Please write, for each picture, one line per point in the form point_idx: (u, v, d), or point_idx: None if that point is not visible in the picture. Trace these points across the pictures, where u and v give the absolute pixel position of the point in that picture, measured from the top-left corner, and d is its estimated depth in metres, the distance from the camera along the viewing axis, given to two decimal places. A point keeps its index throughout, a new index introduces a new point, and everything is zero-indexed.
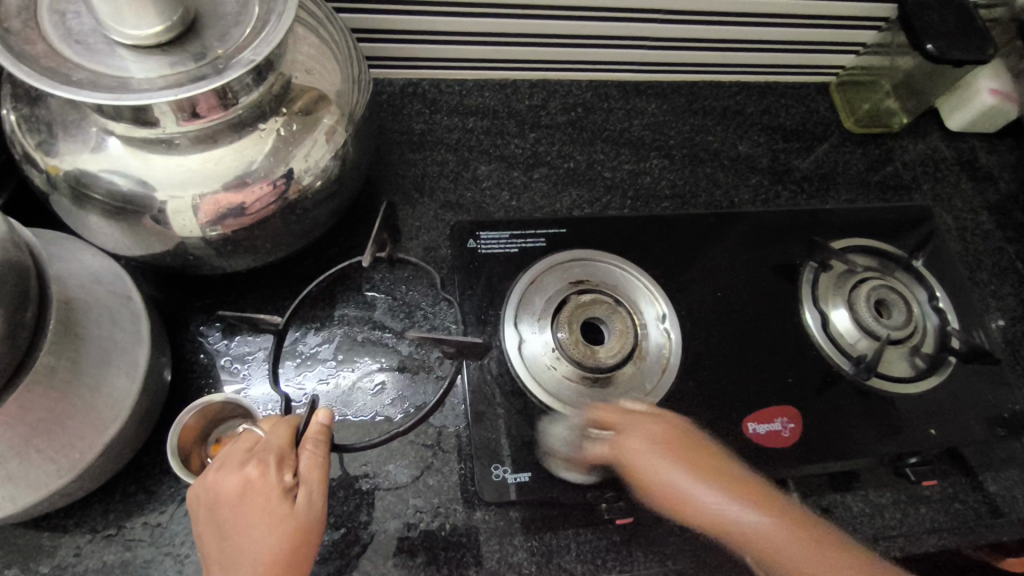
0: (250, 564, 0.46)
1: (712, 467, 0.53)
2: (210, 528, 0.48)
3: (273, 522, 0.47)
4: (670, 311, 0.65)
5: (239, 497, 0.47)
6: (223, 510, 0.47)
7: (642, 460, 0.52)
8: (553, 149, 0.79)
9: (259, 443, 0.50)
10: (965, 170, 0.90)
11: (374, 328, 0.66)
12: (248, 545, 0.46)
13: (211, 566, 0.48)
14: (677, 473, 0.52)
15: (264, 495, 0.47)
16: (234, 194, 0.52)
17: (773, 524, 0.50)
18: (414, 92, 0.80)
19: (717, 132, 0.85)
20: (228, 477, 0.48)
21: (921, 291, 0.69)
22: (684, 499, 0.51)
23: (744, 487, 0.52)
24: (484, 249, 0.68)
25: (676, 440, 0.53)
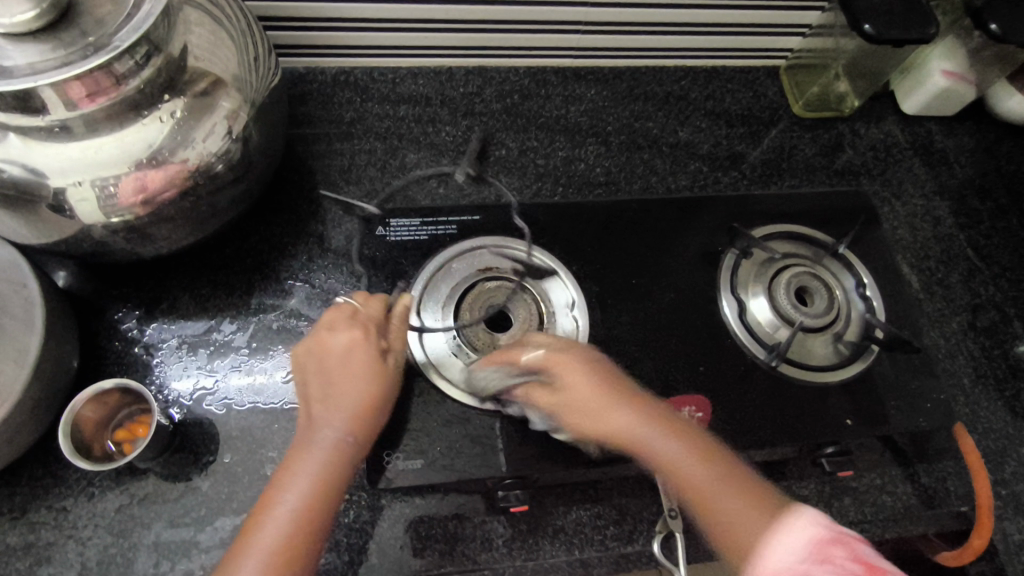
0: (351, 405, 0.52)
1: (644, 404, 0.53)
2: (316, 379, 0.53)
3: (374, 371, 0.53)
4: (580, 297, 0.64)
5: (350, 351, 0.53)
6: (332, 363, 0.53)
7: (567, 380, 0.53)
8: (485, 137, 0.79)
9: (361, 312, 0.56)
10: (919, 155, 0.88)
11: (290, 317, 0.66)
12: (349, 390, 0.52)
13: (308, 404, 0.53)
14: (608, 407, 0.52)
15: (365, 353, 0.54)
16: (144, 174, 0.53)
17: (683, 455, 0.50)
18: (347, 80, 0.79)
19: (658, 117, 0.84)
20: (341, 336, 0.54)
21: (849, 277, 0.68)
22: (631, 437, 0.51)
23: (685, 434, 0.52)
24: (392, 237, 0.66)
25: (604, 371, 0.54)
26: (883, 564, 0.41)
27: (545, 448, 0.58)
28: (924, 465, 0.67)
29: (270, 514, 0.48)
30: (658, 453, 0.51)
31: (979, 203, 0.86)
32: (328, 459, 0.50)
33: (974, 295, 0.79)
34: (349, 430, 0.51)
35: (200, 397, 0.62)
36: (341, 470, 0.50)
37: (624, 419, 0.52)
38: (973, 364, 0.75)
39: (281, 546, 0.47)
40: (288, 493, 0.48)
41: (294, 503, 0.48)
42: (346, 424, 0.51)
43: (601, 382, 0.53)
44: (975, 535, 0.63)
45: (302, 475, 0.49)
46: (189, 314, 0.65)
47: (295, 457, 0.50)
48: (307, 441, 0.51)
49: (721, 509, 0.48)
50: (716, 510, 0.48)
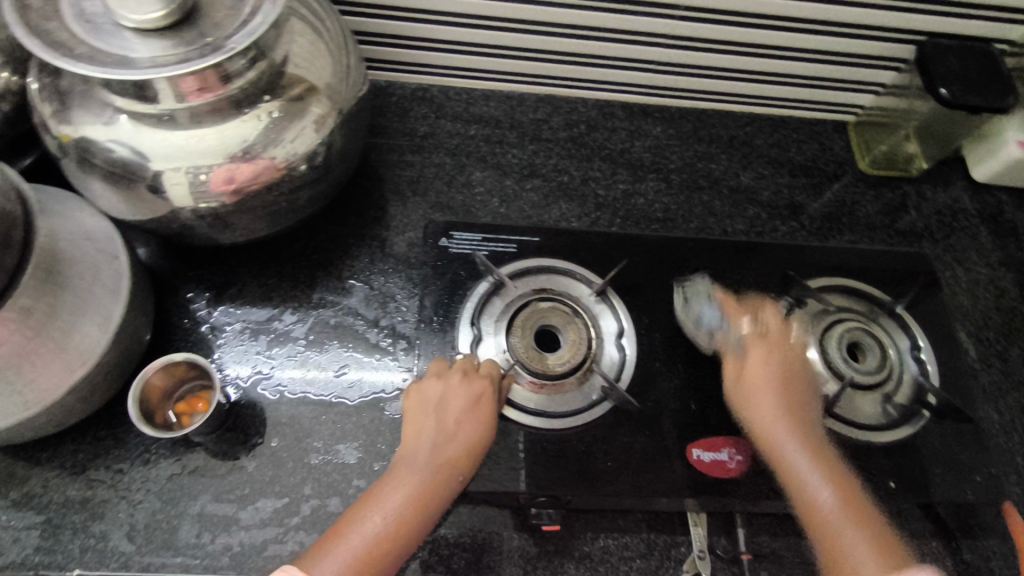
0: (456, 455, 0.53)
1: (809, 423, 0.57)
2: (434, 417, 0.55)
3: (488, 432, 0.55)
4: (629, 327, 0.64)
5: (470, 402, 0.55)
6: (451, 406, 0.55)
7: (751, 375, 0.59)
8: (550, 162, 0.81)
9: (484, 371, 0.57)
10: (986, 223, 0.86)
11: (348, 315, 0.69)
12: (463, 443, 0.54)
13: (422, 437, 0.54)
14: (758, 373, 0.59)
15: (485, 413, 0.55)
16: (233, 166, 0.57)
17: (830, 488, 0.54)
18: (423, 96, 0.83)
19: (721, 160, 0.85)
20: (466, 385, 0.56)
21: (903, 339, 0.66)
22: (765, 427, 0.57)
23: (816, 446, 0.56)
24: (454, 249, 0.67)
25: (794, 363, 0.59)
26: None
27: (580, 471, 0.58)
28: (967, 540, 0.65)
29: (362, 522, 0.50)
30: (774, 446, 0.56)
31: None
32: (428, 495, 0.51)
33: None
34: (450, 475, 0.52)
35: (255, 381, 0.65)
36: (433, 510, 0.51)
37: (780, 425, 0.57)
38: None
39: (364, 556, 0.48)
40: (383, 509, 0.50)
41: (383, 522, 0.49)
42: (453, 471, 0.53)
43: (768, 352, 0.60)
44: None
45: (397, 499, 0.50)
46: (256, 302, 0.69)
47: (399, 477, 0.52)
48: (406, 473, 0.52)
49: (842, 533, 0.51)
50: (812, 502, 0.54)
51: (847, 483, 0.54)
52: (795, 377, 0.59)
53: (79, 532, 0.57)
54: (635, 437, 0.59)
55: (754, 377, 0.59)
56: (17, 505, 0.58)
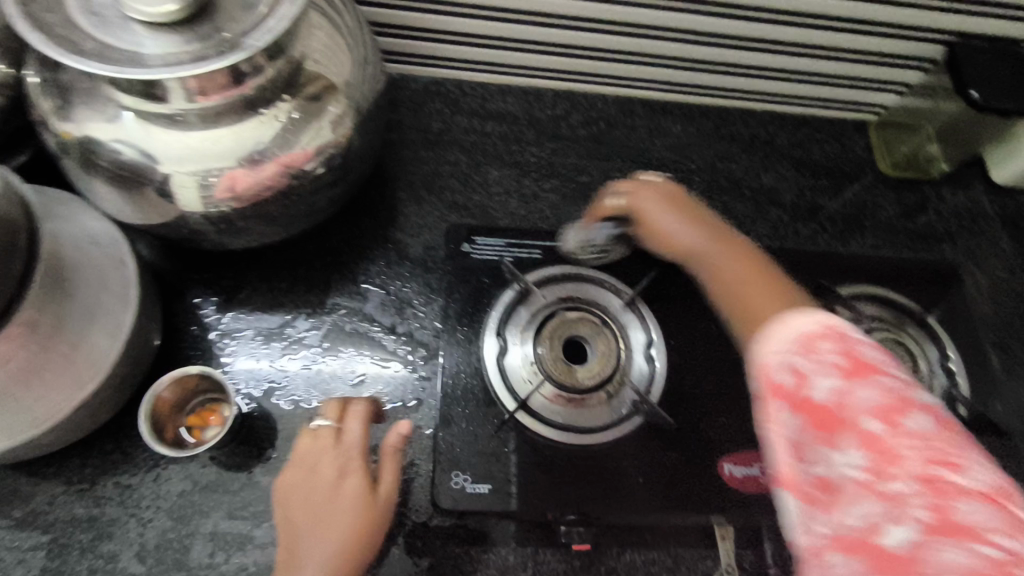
0: (343, 540, 0.50)
1: (746, 257, 0.54)
2: (302, 512, 0.52)
3: (365, 510, 0.52)
4: (659, 338, 0.62)
5: (336, 479, 0.53)
6: (316, 489, 0.52)
7: (668, 229, 0.58)
8: (568, 162, 0.78)
9: (344, 443, 0.54)
10: (1006, 227, 0.85)
11: (363, 320, 0.66)
12: (337, 531, 0.51)
13: (293, 534, 0.51)
14: (685, 205, 0.59)
15: (355, 490, 0.52)
16: (250, 171, 0.54)
17: (754, 280, 0.51)
18: (437, 91, 0.80)
19: (743, 160, 0.83)
20: (329, 461, 0.53)
21: (932, 349, 0.65)
22: (669, 233, 0.58)
23: (730, 246, 0.55)
24: (476, 255, 0.65)
25: (683, 202, 0.60)
26: (918, 490, 0.37)
27: (611, 488, 0.56)
28: None
29: None
30: (675, 240, 0.57)
31: None
32: None
33: None
34: (333, 573, 0.49)
35: (269, 391, 0.62)
36: None
37: (688, 224, 0.57)
38: None
39: None
40: None
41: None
42: (337, 561, 0.50)
43: (661, 194, 0.60)
44: None
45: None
46: (267, 308, 0.65)
47: None
48: (292, 575, 0.50)
49: (750, 297, 0.50)
50: (732, 295, 0.51)
51: (769, 277, 0.51)
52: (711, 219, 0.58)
53: (87, 552, 0.55)
54: (665, 452, 0.58)
55: (691, 211, 0.59)
56: (21, 525, 0.55)
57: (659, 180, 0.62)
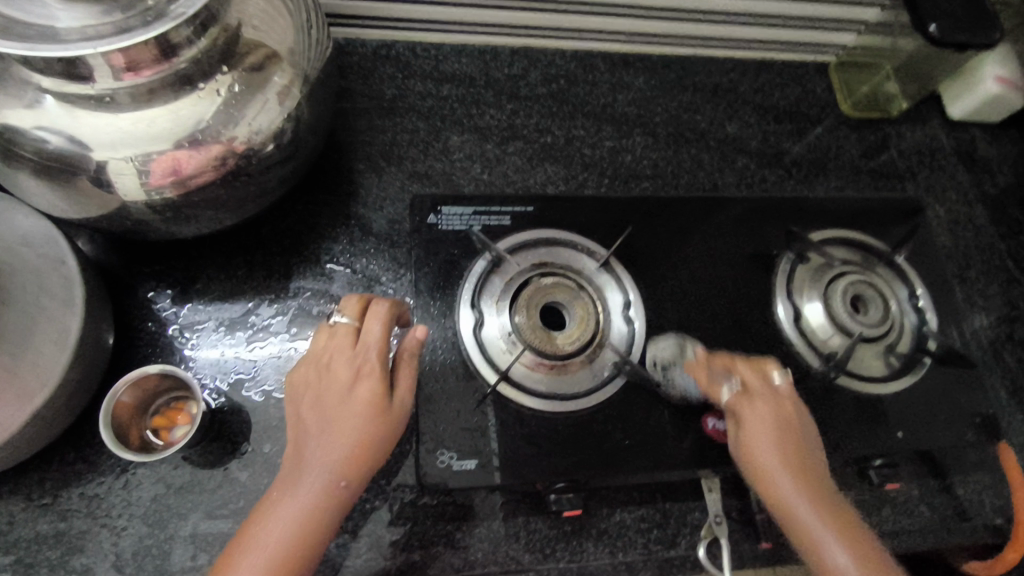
0: (354, 439, 0.50)
1: (823, 493, 0.53)
2: (313, 411, 0.51)
3: (377, 413, 0.51)
4: (636, 298, 0.61)
5: (352, 378, 0.52)
6: (330, 387, 0.52)
7: (757, 450, 0.54)
8: (530, 122, 0.76)
9: (361, 342, 0.53)
10: (962, 161, 0.86)
11: (330, 302, 0.63)
12: (347, 431, 0.50)
13: (303, 434, 0.51)
14: (783, 430, 0.54)
15: (370, 389, 0.51)
16: (193, 152, 0.49)
17: (851, 561, 0.50)
18: (388, 55, 0.76)
19: (706, 110, 0.81)
20: (344, 359, 0.53)
21: (902, 287, 0.67)
22: (765, 474, 0.53)
23: (815, 494, 0.52)
24: (444, 226, 0.62)
25: (790, 429, 0.55)
26: None
27: (598, 452, 0.55)
28: (960, 477, 0.68)
29: (252, 545, 0.47)
30: (769, 484, 0.53)
31: (1020, 214, 0.85)
32: (318, 502, 0.48)
33: (1012, 307, 0.79)
34: (337, 475, 0.49)
35: (238, 382, 0.59)
36: (328, 522, 0.48)
37: (775, 468, 0.53)
38: (1009, 377, 0.75)
39: None
40: (267, 530, 0.47)
41: (292, 519, 0.47)
42: (343, 464, 0.49)
43: (778, 417, 0.55)
44: (1010, 551, 0.63)
45: (301, 495, 0.48)
46: (227, 296, 0.62)
47: (282, 490, 0.49)
48: (302, 467, 0.50)
49: None
50: (822, 555, 0.50)
51: (862, 536, 0.51)
52: (807, 442, 0.55)
53: (58, 568, 0.52)
54: (648, 410, 0.57)
55: (756, 433, 0.54)
56: None
57: (773, 380, 0.57)
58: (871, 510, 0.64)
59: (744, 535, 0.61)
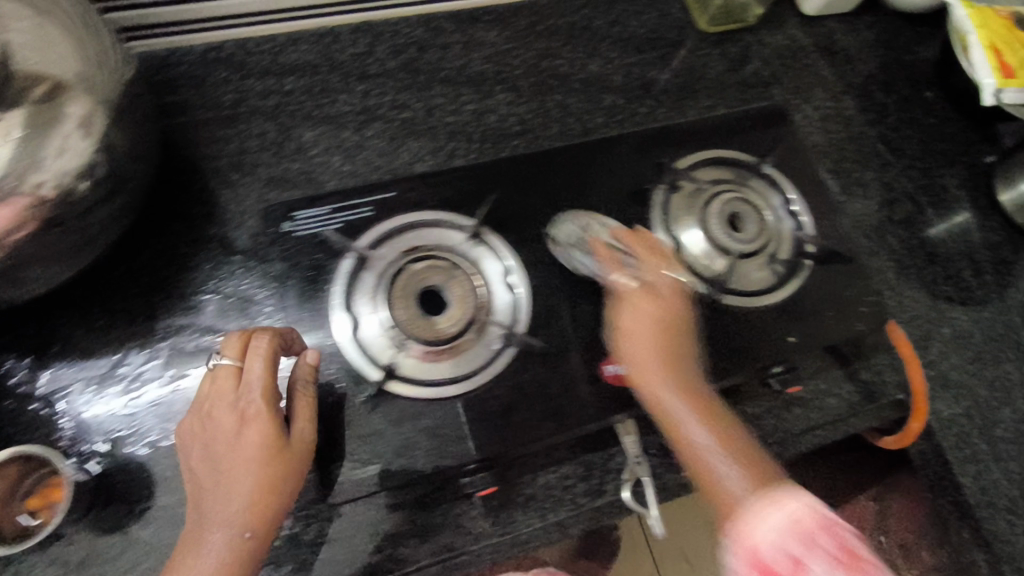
0: (249, 486, 0.47)
1: (707, 406, 0.53)
2: (206, 465, 0.49)
3: (274, 453, 0.48)
4: (516, 263, 0.59)
5: (238, 426, 0.49)
6: (218, 438, 0.49)
7: (629, 348, 0.54)
8: (385, 101, 0.72)
9: (244, 383, 0.50)
10: (824, 55, 0.87)
11: (204, 334, 0.59)
12: (243, 479, 0.47)
13: (201, 490, 0.48)
14: (663, 346, 0.54)
15: (260, 431, 0.49)
16: None
17: (737, 473, 0.48)
18: (218, 58, 0.70)
19: (565, 53, 0.79)
20: (226, 406, 0.49)
21: (774, 196, 0.67)
22: (664, 409, 0.52)
23: (705, 414, 0.52)
24: (301, 231, 0.58)
25: (671, 331, 0.55)
26: (862, 554, 0.41)
27: (495, 427, 0.55)
28: (861, 363, 0.71)
29: None
30: (671, 421, 0.51)
31: (884, 97, 0.87)
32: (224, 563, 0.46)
33: (888, 190, 0.81)
34: (241, 528, 0.47)
35: (119, 440, 0.55)
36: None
37: (667, 402, 0.52)
38: (895, 258, 0.78)
39: None
40: None
41: None
42: (246, 514, 0.47)
43: (657, 319, 0.55)
44: (913, 421, 0.68)
45: (208, 552, 0.46)
46: (89, 353, 0.58)
47: (184, 556, 0.46)
48: (205, 525, 0.47)
49: (720, 479, 0.48)
50: (709, 472, 0.49)
51: (739, 443, 0.50)
52: (684, 355, 0.54)
53: None
54: (548, 373, 0.57)
55: (640, 347, 0.54)
56: None
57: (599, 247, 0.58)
58: (783, 414, 0.67)
59: (666, 466, 0.62)
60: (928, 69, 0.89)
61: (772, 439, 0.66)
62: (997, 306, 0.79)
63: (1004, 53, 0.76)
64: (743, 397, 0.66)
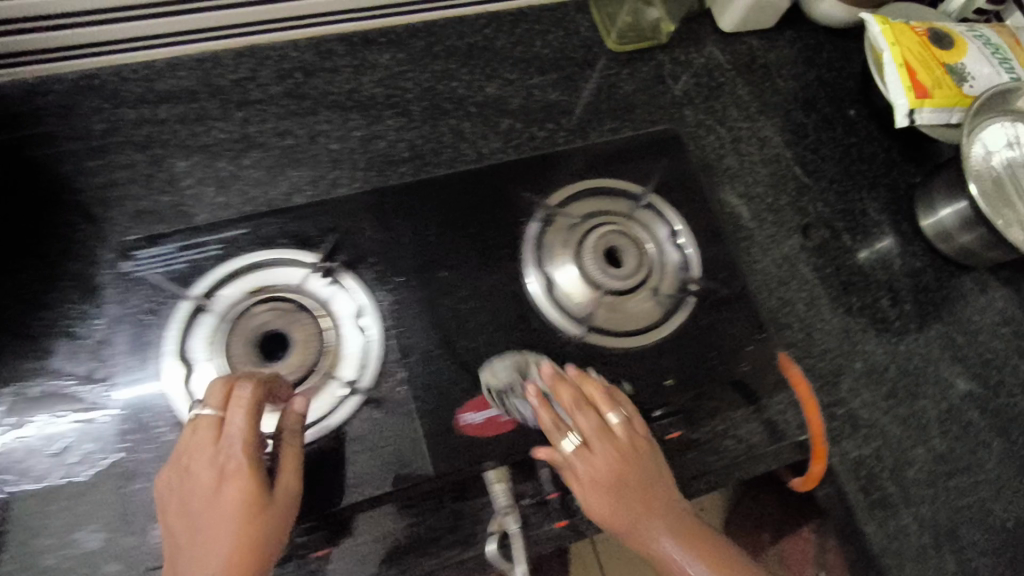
0: (224, 552, 0.41)
1: (671, 509, 0.51)
2: (181, 528, 0.43)
3: (255, 513, 0.43)
4: (370, 304, 0.56)
5: (218, 480, 0.44)
6: (209, 497, 0.43)
7: (586, 501, 0.51)
8: (265, 128, 0.69)
9: (224, 433, 0.45)
10: (743, 75, 0.84)
11: (51, 377, 0.55)
12: (217, 545, 0.42)
13: (175, 555, 0.43)
14: (630, 467, 0.51)
15: (241, 489, 0.43)
16: None
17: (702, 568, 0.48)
18: (90, 85, 0.67)
19: (463, 75, 0.76)
20: (205, 460, 0.44)
21: (661, 227, 0.64)
22: (638, 537, 0.50)
23: (687, 526, 0.50)
24: (141, 274, 0.55)
25: (632, 463, 0.51)
26: None
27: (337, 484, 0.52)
28: None
29: None
30: (644, 543, 0.49)
31: (804, 117, 0.83)
32: None
33: (803, 215, 0.78)
34: None
35: None
36: None
37: (646, 525, 0.50)
38: (808, 288, 0.75)
39: None
40: None
41: None
42: None
43: (621, 454, 0.51)
44: (814, 464, 0.64)
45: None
46: None
47: None
48: None
49: None
50: None
51: (713, 542, 0.50)
52: (654, 470, 0.52)
53: None
54: (400, 422, 0.54)
55: (612, 484, 0.50)
56: None
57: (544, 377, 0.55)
58: None
59: (539, 516, 0.60)
60: (851, 88, 0.86)
61: None
62: (915, 336, 0.75)
63: (918, 74, 0.73)
64: None
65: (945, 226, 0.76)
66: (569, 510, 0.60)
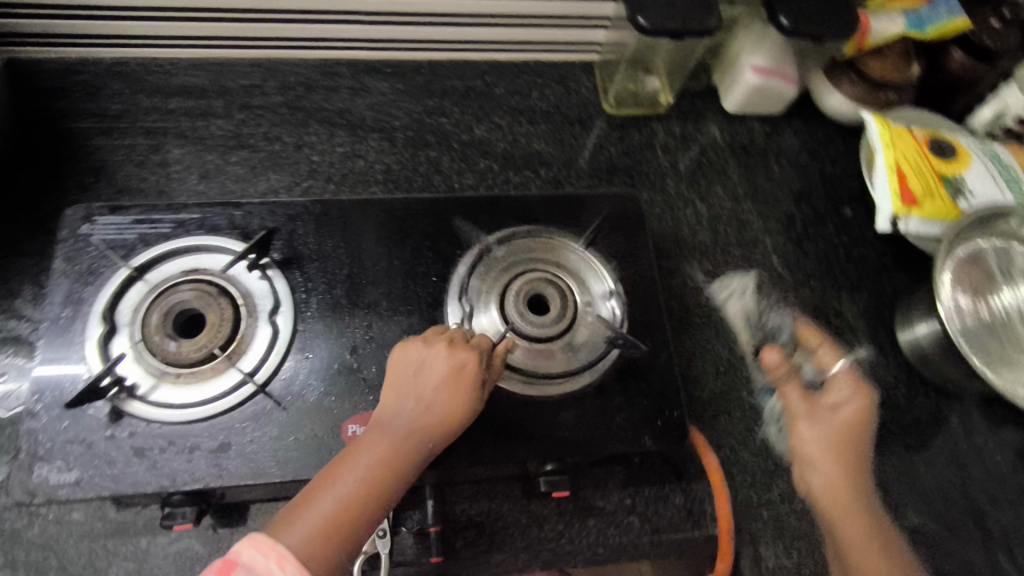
0: (414, 410, 0.51)
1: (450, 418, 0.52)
2: (389, 390, 0.53)
3: (471, 388, 0.53)
4: (288, 303, 0.59)
5: (428, 363, 0.54)
6: (425, 373, 0.53)
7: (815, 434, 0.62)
8: (259, 132, 0.75)
9: (454, 333, 0.56)
10: (737, 156, 0.83)
11: (10, 318, 0.62)
12: (444, 399, 0.52)
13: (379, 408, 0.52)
14: (851, 431, 0.63)
15: (454, 367, 0.54)
16: None
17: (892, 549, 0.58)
18: (118, 72, 0.76)
19: (454, 113, 0.80)
20: (423, 347, 0.55)
21: (595, 284, 0.65)
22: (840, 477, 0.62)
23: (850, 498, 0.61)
24: (97, 235, 0.60)
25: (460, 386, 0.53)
26: None
27: (211, 466, 0.53)
28: (682, 484, 0.64)
29: (313, 504, 0.45)
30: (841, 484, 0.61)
31: (794, 208, 0.82)
32: (388, 458, 0.48)
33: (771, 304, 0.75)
34: (419, 444, 0.50)
35: None
36: (398, 482, 0.48)
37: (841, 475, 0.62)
38: (759, 378, 0.71)
39: (331, 524, 0.44)
40: (337, 483, 0.46)
41: (355, 476, 0.47)
42: (406, 429, 0.50)
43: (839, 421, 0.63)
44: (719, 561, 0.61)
45: (356, 471, 0.47)
46: None
47: (360, 455, 0.48)
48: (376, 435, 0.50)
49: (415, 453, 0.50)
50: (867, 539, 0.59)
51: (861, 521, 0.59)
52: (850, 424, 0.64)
53: None
54: (285, 420, 0.55)
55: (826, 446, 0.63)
56: None
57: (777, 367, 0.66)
58: (573, 521, 0.61)
59: (420, 549, 0.58)
60: (851, 187, 0.84)
61: (547, 545, 0.60)
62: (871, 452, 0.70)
63: (909, 179, 0.71)
64: (529, 493, 0.61)
65: (921, 345, 0.72)
66: (448, 549, 0.58)
